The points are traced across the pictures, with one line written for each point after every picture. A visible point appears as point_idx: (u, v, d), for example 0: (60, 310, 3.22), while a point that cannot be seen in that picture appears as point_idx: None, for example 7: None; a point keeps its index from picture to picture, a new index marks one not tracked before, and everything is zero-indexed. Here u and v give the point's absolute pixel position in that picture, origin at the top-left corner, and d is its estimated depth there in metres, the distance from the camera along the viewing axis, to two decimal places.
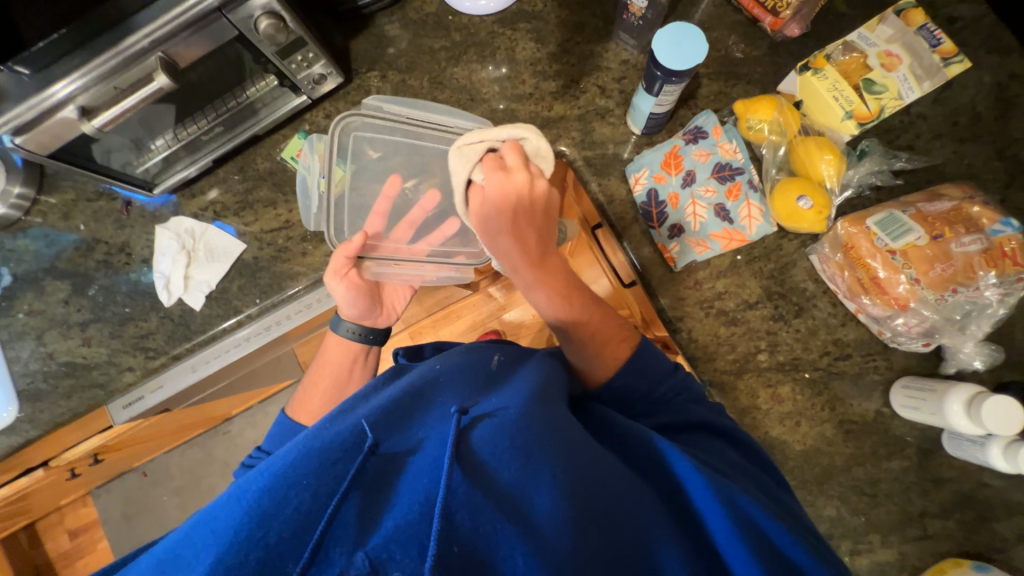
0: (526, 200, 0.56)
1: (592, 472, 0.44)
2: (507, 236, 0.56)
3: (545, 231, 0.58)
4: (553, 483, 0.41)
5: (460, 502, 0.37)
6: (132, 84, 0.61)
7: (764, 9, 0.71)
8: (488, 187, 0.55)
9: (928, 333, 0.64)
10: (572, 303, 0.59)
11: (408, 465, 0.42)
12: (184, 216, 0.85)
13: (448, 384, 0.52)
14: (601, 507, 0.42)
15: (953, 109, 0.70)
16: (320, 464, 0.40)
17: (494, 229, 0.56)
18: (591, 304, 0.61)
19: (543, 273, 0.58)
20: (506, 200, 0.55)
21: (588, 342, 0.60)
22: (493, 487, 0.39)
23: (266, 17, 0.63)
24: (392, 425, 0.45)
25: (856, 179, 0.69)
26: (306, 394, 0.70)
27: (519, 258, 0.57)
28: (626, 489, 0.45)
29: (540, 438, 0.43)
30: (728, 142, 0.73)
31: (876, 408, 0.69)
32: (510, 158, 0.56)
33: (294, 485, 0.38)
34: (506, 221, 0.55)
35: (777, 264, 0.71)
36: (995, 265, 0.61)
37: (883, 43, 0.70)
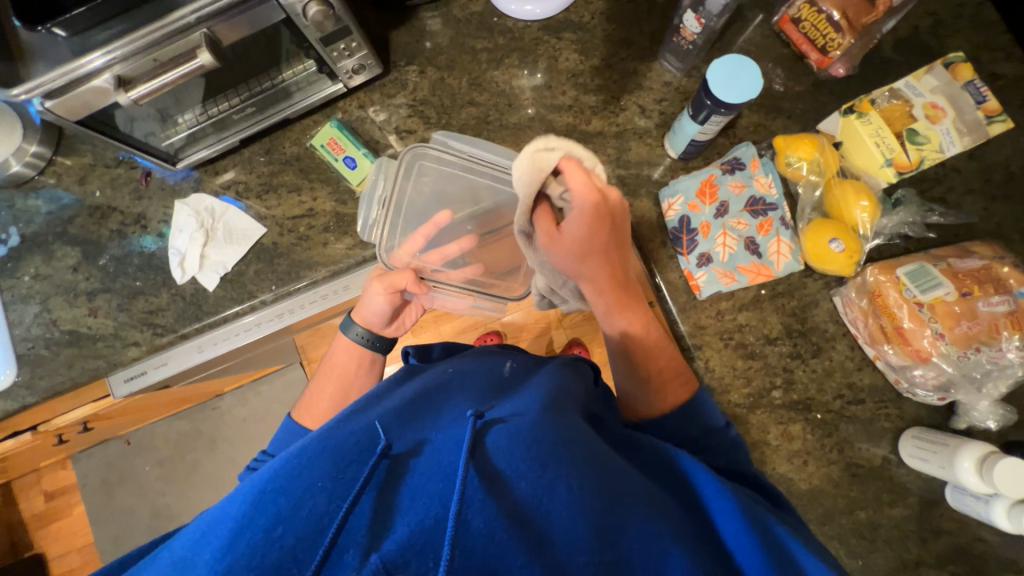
0: (618, 232, 0.54)
1: (614, 485, 0.39)
2: (594, 259, 0.53)
3: (623, 253, 0.56)
4: (571, 492, 0.35)
5: (476, 510, 0.32)
6: (173, 58, 0.59)
7: (812, 46, 0.72)
8: (587, 216, 0.50)
9: (944, 387, 0.64)
10: (647, 330, 0.58)
11: (420, 465, 0.37)
12: (204, 193, 0.83)
13: (462, 388, 0.48)
14: (624, 526, 0.37)
15: (988, 166, 0.70)
16: (334, 465, 0.36)
17: (589, 254, 0.52)
18: (662, 340, 0.59)
19: (622, 295, 0.56)
20: (605, 222, 0.51)
21: (654, 381, 0.58)
22: (507, 494, 0.34)
23: (317, 3, 0.62)
24: (403, 423, 0.41)
25: (889, 227, 0.69)
26: (314, 391, 0.70)
27: (604, 284, 0.54)
28: (650, 506, 0.40)
29: (560, 445, 0.38)
30: (764, 175, 0.72)
31: (884, 455, 0.69)
32: (599, 183, 0.52)
33: (307, 488, 0.34)
34: (604, 245, 0.52)
35: (800, 302, 0.71)
36: (1020, 328, 0.61)
37: (928, 94, 0.70)
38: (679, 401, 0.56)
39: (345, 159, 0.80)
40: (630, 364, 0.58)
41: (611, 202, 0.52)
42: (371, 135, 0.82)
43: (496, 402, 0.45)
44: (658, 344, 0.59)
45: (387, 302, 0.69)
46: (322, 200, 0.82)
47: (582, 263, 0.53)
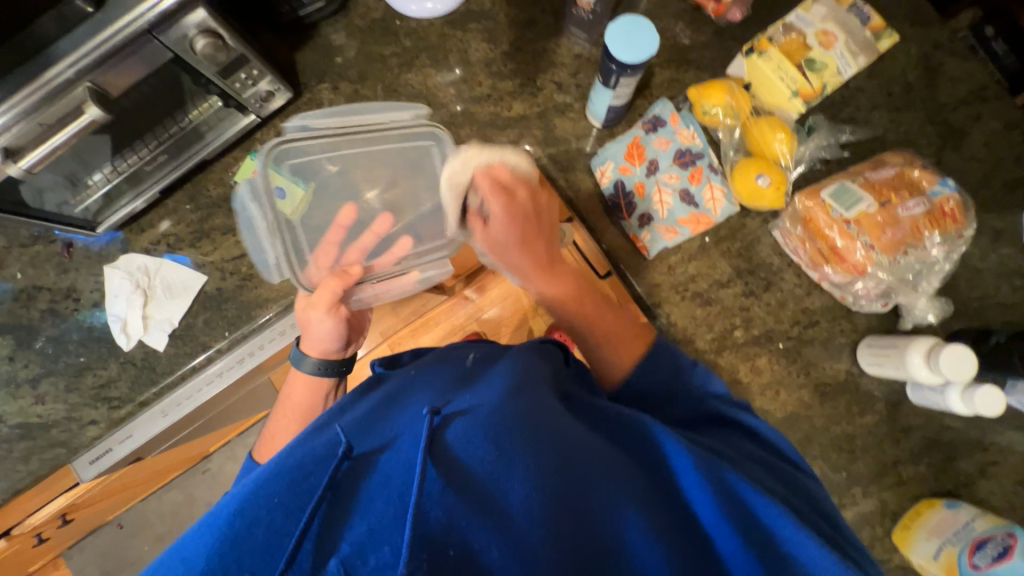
0: (530, 214, 0.60)
1: (573, 458, 0.39)
2: (513, 248, 0.59)
3: (547, 234, 0.62)
4: (528, 471, 0.36)
5: (434, 504, 0.32)
6: (60, 119, 0.56)
7: None
8: (496, 210, 0.58)
9: (885, 294, 0.68)
10: (584, 305, 0.61)
11: (383, 464, 0.36)
12: (134, 253, 0.80)
13: (424, 386, 0.48)
14: (581, 495, 0.37)
15: (886, 81, 0.75)
16: (291, 477, 0.34)
17: (507, 245, 0.59)
18: (605, 305, 0.62)
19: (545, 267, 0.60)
20: (514, 211, 0.58)
21: (604, 346, 0.60)
22: (466, 481, 0.34)
23: (204, 36, 0.59)
24: (366, 428, 0.41)
25: (807, 155, 0.72)
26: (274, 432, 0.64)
27: (528, 267, 0.60)
28: (610, 472, 0.40)
29: (517, 426, 0.39)
30: (686, 128, 0.74)
31: (847, 368, 0.73)
32: (505, 180, 0.59)
33: (265, 503, 0.33)
34: (515, 234, 0.59)
35: (743, 242, 0.74)
36: (939, 225, 0.64)
37: (818, 23, 0.73)
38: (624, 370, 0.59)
39: None
40: (569, 325, 0.62)
41: (511, 186, 0.60)
42: None
43: (457, 396, 0.44)
44: (599, 312, 0.62)
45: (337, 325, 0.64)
46: None
47: (503, 252, 0.60)
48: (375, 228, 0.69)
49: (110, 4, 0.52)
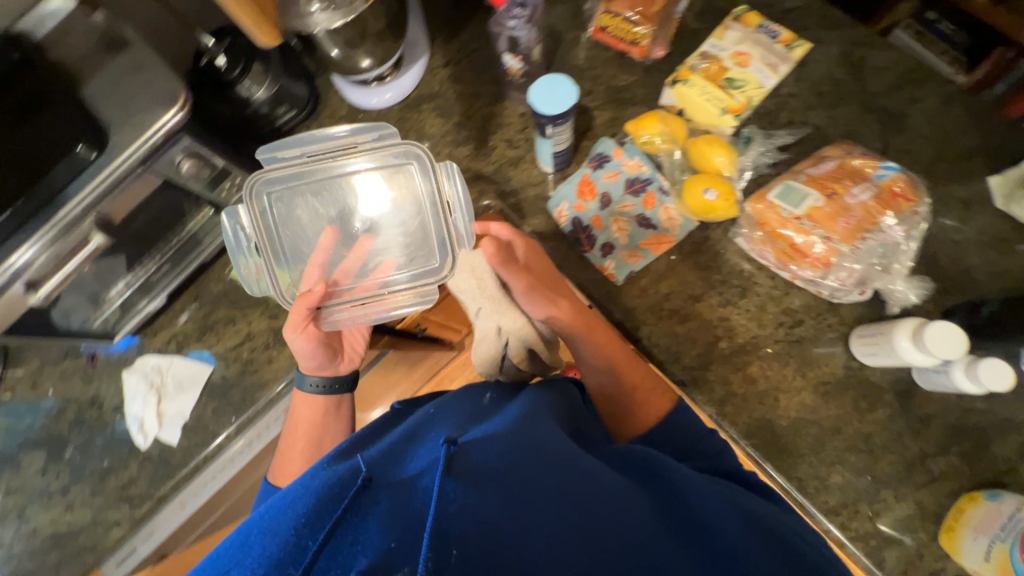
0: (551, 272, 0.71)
1: (584, 479, 0.40)
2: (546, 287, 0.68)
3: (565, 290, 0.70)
4: (541, 489, 0.37)
5: (455, 517, 0.32)
6: (71, 249, 0.64)
7: (627, 43, 0.83)
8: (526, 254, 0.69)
9: (861, 282, 0.67)
10: (614, 353, 0.66)
11: (408, 484, 0.37)
12: (149, 354, 0.87)
13: (442, 419, 0.50)
14: (600, 511, 0.38)
15: (815, 82, 0.79)
16: (315, 500, 0.34)
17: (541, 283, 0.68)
18: (631, 359, 0.67)
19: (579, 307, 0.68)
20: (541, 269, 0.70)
21: (637, 391, 0.64)
22: (485, 495, 0.35)
23: (188, 159, 0.69)
24: (389, 458, 0.42)
25: (750, 163, 0.75)
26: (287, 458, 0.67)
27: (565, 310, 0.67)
28: (623, 497, 0.41)
29: (528, 446, 0.41)
30: (631, 158, 0.78)
31: (844, 363, 0.70)
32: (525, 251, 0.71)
33: (292, 520, 0.33)
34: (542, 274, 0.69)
35: (709, 254, 0.75)
36: (891, 206, 0.64)
37: (732, 46, 0.78)
38: (654, 416, 0.61)
39: None
40: (603, 365, 0.66)
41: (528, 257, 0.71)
42: None
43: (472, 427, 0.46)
44: (630, 362, 0.66)
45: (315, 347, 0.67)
46: (256, 321, 0.86)
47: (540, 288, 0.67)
48: (352, 252, 0.70)
49: (111, 147, 0.62)
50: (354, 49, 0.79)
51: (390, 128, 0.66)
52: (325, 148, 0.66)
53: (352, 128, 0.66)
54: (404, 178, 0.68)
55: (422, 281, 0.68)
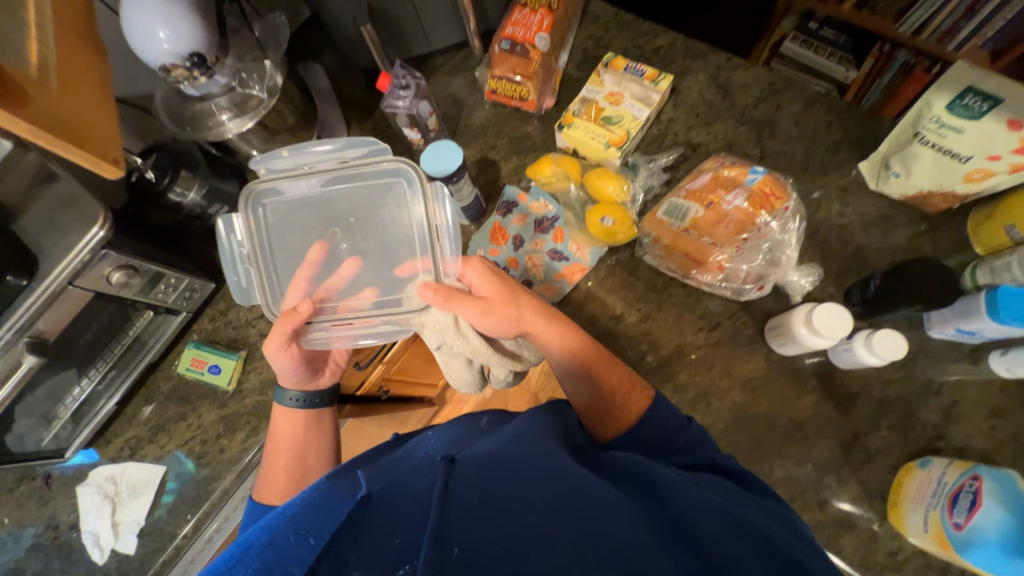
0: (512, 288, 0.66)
1: (569, 498, 0.38)
2: (505, 304, 0.64)
3: (530, 302, 0.66)
4: (528, 506, 0.38)
5: (448, 541, 0.35)
6: (5, 373, 0.67)
7: (517, 101, 0.90)
8: (479, 277, 0.66)
9: (759, 277, 0.71)
10: (585, 358, 0.64)
11: (401, 498, 0.40)
12: (102, 465, 0.87)
13: (443, 439, 0.52)
14: (580, 522, 0.36)
15: (691, 106, 0.88)
16: (314, 514, 0.40)
17: (499, 302, 0.64)
18: (609, 360, 0.65)
19: (547, 321, 0.66)
20: (498, 285, 0.66)
21: (614, 399, 0.61)
22: (476, 516, 0.37)
23: (116, 269, 0.73)
24: (385, 474, 0.45)
25: (641, 189, 0.82)
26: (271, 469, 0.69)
27: (530, 322, 0.65)
28: (611, 509, 0.38)
29: (518, 466, 0.41)
30: (536, 201, 0.84)
31: (765, 357, 0.73)
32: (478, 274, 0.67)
33: (297, 532, 0.39)
34: (499, 291, 0.65)
35: (622, 275, 0.80)
36: (764, 205, 0.69)
37: (605, 89, 0.85)
38: (633, 413, 0.58)
39: (209, 368, 0.88)
40: (573, 371, 0.64)
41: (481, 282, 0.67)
42: (228, 338, 0.90)
43: (469, 445, 0.48)
44: (606, 363, 0.64)
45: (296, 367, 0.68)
46: (206, 413, 0.88)
47: (497, 307, 0.64)
48: (343, 269, 0.70)
49: (41, 273, 0.67)
50: (270, 145, 0.86)
51: (383, 145, 0.63)
52: (326, 165, 0.65)
53: (351, 144, 0.64)
54: (395, 190, 0.67)
55: (392, 313, 0.65)
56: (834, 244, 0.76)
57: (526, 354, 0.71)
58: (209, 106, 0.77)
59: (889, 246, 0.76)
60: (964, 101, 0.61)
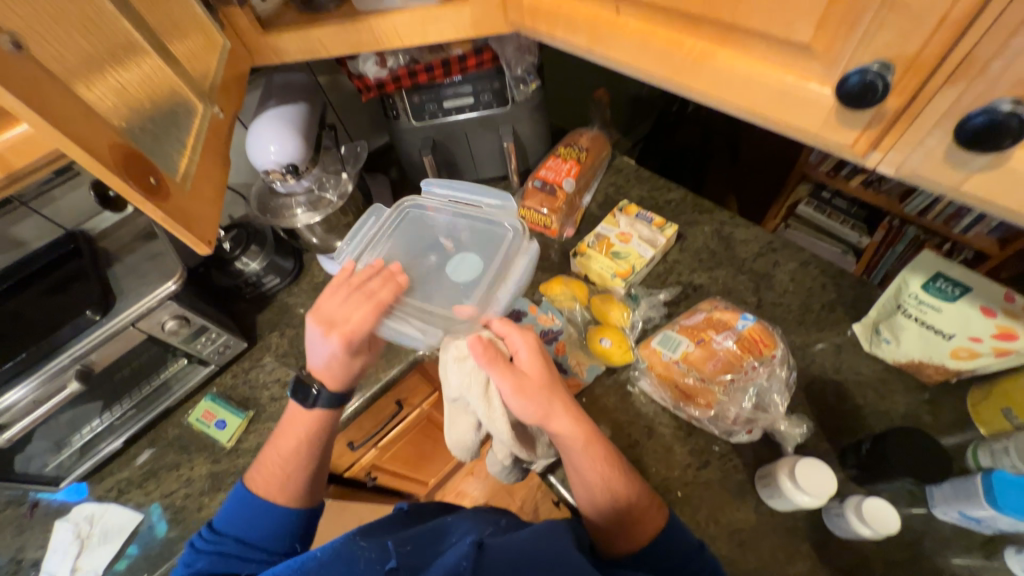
0: (552, 374, 0.68)
1: None
2: (544, 387, 0.66)
3: (564, 394, 0.67)
4: None
5: None
6: (48, 394, 0.75)
7: (541, 227, 1.05)
8: (529, 353, 0.68)
9: (748, 421, 0.72)
10: (605, 466, 0.65)
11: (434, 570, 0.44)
12: (87, 502, 0.89)
13: (463, 527, 0.55)
14: None
15: (695, 251, 0.98)
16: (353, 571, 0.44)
17: (541, 384, 0.66)
18: (627, 475, 0.66)
19: (575, 417, 0.66)
20: (542, 366, 0.68)
21: (630, 514, 0.62)
22: None
23: (172, 318, 0.84)
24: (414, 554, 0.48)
25: (641, 317, 0.88)
26: (271, 480, 0.68)
27: (564, 414, 0.65)
28: None
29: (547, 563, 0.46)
30: (544, 313, 0.91)
31: (755, 508, 0.70)
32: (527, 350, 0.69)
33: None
34: (542, 373, 0.67)
35: (616, 396, 0.83)
36: (753, 350, 0.73)
37: (618, 228, 0.98)
38: (647, 539, 0.61)
39: (216, 423, 0.92)
40: (592, 477, 0.64)
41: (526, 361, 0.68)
42: (242, 395, 0.97)
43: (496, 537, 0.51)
44: (625, 477, 0.65)
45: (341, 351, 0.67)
46: (199, 466, 0.91)
47: (536, 388, 0.66)
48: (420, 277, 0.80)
49: (113, 310, 0.78)
50: (329, 235, 1.02)
51: (512, 204, 0.83)
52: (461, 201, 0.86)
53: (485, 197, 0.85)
54: (499, 246, 0.82)
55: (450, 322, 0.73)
56: (827, 399, 0.78)
57: (538, 445, 0.73)
58: (290, 200, 0.95)
59: (886, 410, 0.76)
60: (937, 284, 0.66)
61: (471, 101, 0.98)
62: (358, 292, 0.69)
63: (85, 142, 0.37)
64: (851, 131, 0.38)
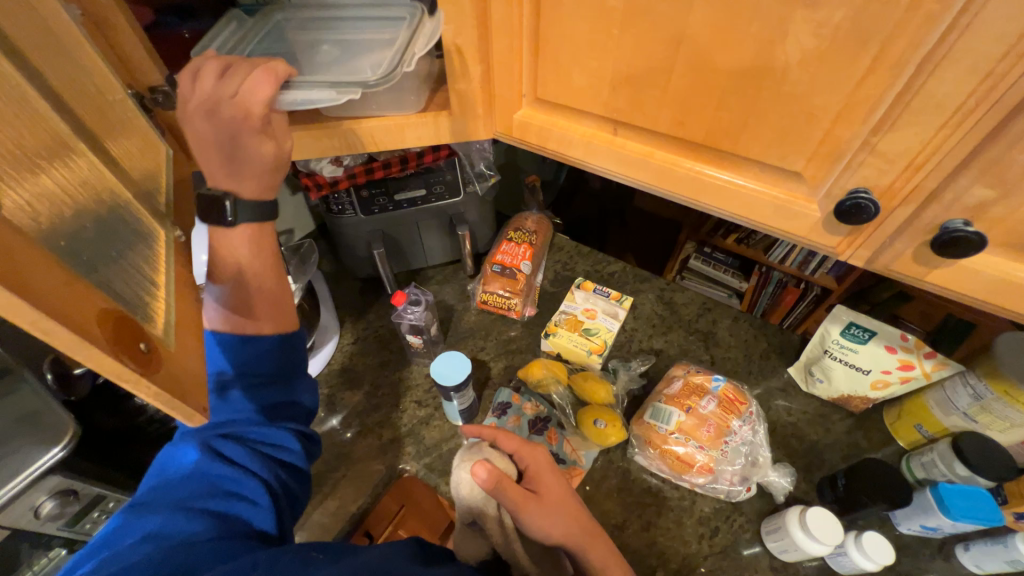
0: (564, 491, 0.67)
1: None
2: (559, 504, 0.65)
3: (579, 512, 0.67)
4: None
5: None
6: None
7: (504, 309, 1.04)
8: (538, 468, 0.68)
9: (744, 478, 0.77)
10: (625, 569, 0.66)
11: None
12: None
13: None
14: None
15: (648, 318, 1.06)
16: None
17: (556, 504, 0.65)
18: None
19: (591, 533, 0.66)
20: (552, 484, 0.67)
21: None
22: None
23: (52, 498, 0.62)
24: None
25: (622, 390, 0.91)
26: (250, 286, 0.57)
27: (580, 532, 0.64)
28: None
29: None
30: (528, 401, 0.89)
31: (769, 563, 0.74)
32: (534, 467, 0.68)
33: None
34: (556, 490, 0.66)
35: (619, 477, 0.82)
36: (733, 410, 0.79)
37: (581, 304, 1.02)
38: None
39: None
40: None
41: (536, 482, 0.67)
42: None
43: None
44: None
45: (241, 132, 0.50)
46: None
47: (551, 506, 0.64)
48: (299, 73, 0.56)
49: None
50: None
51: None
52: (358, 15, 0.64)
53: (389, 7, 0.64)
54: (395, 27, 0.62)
55: (349, 79, 0.53)
56: (790, 442, 0.88)
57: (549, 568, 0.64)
58: None
59: (835, 440, 0.89)
60: (852, 330, 0.82)
61: (423, 193, 0.97)
62: (243, 66, 0.49)
63: (77, 321, 0.27)
64: (835, 238, 0.50)
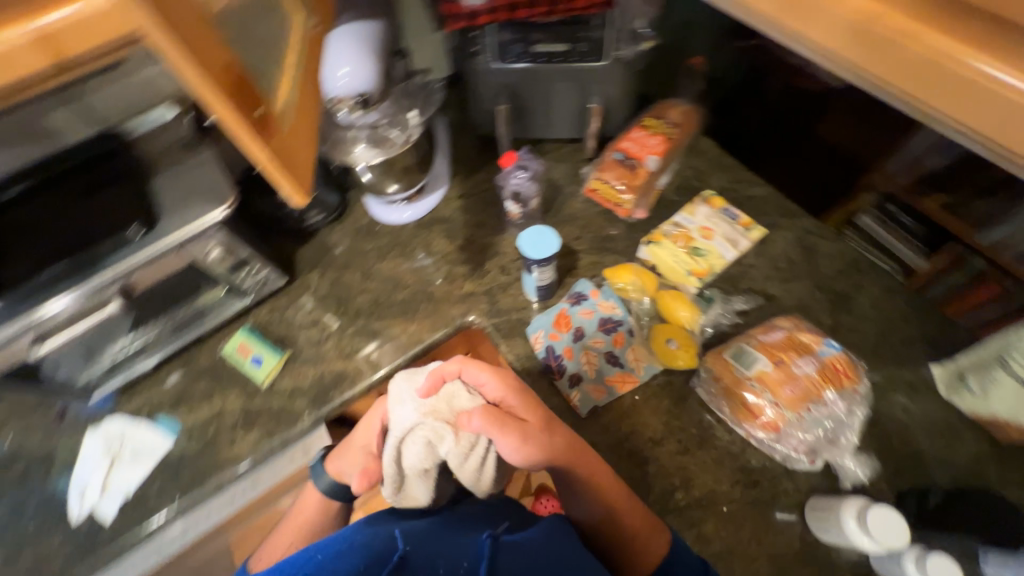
0: (536, 418, 0.66)
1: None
2: (542, 438, 0.64)
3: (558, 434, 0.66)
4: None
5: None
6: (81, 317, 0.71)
7: (612, 204, 0.96)
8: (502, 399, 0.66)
9: (811, 451, 0.71)
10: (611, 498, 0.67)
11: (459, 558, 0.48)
12: (118, 416, 0.88)
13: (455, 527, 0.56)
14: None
15: (774, 257, 0.90)
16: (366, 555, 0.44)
17: (531, 434, 0.64)
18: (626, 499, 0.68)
19: (573, 455, 0.65)
20: (519, 410, 0.66)
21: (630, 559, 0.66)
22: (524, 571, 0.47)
23: (218, 249, 0.78)
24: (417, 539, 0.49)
25: (710, 322, 0.85)
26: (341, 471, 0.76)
27: (563, 459, 0.65)
28: None
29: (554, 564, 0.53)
30: (606, 300, 0.86)
31: (801, 533, 0.71)
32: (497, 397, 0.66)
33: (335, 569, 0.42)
34: (531, 418, 0.66)
35: (673, 398, 0.79)
36: (833, 380, 0.70)
37: (700, 221, 0.92)
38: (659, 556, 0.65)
39: (252, 358, 0.90)
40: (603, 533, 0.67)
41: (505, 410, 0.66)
42: (279, 334, 0.93)
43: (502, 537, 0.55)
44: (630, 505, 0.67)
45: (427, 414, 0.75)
46: (231, 400, 0.89)
47: (527, 440, 0.63)
48: None
49: (157, 230, 0.71)
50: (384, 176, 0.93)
51: None
52: None
53: None
54: None
55: None
56: (890, 440, 0.75)
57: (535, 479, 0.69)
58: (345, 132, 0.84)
59: (952, 459, 0.74)
60: None
61: (563, 49, 0.86)
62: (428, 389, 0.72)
63: None
64: None
